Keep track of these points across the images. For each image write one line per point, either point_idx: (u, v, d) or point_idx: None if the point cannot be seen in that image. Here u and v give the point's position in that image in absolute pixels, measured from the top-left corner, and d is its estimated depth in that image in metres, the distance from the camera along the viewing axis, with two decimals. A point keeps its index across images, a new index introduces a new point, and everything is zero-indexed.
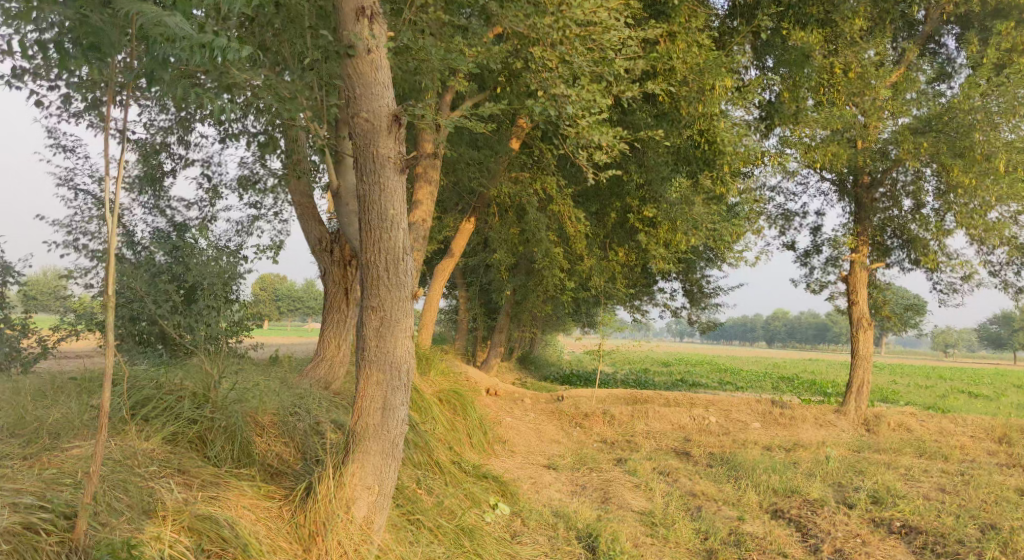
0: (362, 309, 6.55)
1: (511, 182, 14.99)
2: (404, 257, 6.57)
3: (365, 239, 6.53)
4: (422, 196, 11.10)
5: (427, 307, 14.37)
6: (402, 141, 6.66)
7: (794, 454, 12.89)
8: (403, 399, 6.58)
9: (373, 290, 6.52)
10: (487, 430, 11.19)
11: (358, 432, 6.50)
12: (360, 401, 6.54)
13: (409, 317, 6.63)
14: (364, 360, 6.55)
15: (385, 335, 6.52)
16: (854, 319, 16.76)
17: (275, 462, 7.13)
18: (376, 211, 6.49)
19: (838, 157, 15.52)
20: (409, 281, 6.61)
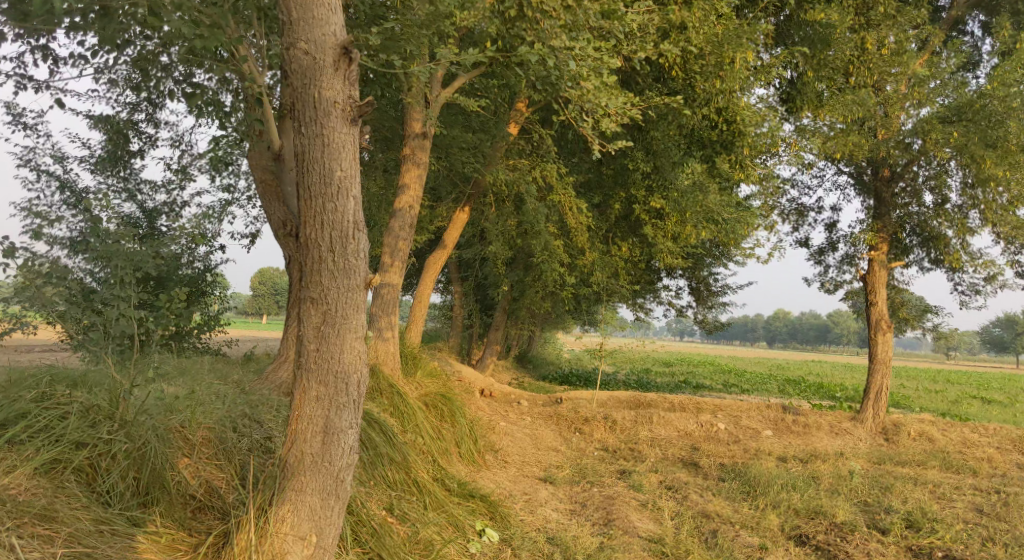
0: (301, 305, 5.63)
1: (508, 170, 13.99)
2: (354, 235, 5.64)
3: (304, 212, 5.59)
4: (409, 180, 10.10)
5: (416, 304, 13.37)
6: (352, 80, 5.71)
7: (812, 467, 11.92)
8: (351, 418, 5.71)
9: (313, 280, 5.58)
10: (478, 439, 10.21)
11: (291, 464, 5.62)
12: (296, 421, 5.64)
13: (361, 313, 5.72)
14: (303, 370, 5.65)
15: (329, 338, 5.61)
16: (872, 322, 15.75)
17: (199, 495, 6.20)
18: (319, 170, 5.55)
19: (858, 149, 14.56)
20: (361, 265, 5.70)
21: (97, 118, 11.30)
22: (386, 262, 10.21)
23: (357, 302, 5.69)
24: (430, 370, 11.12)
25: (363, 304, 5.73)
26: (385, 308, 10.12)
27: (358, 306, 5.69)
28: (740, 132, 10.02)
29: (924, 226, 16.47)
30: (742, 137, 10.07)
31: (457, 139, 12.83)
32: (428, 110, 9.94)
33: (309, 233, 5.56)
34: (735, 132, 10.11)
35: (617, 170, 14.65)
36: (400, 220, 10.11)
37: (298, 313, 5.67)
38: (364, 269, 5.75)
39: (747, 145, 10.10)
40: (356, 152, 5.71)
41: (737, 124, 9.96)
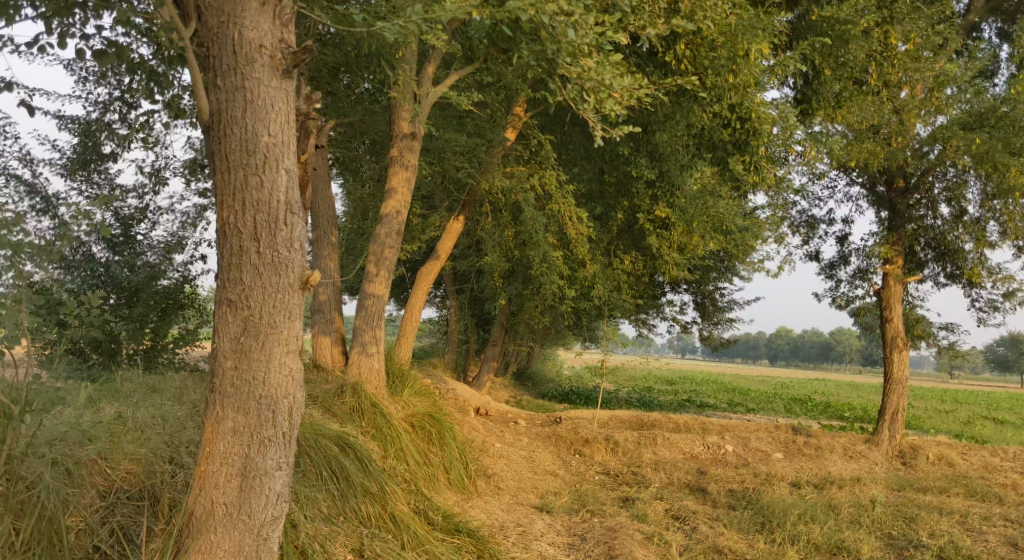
0: (219, 311, 5.09)
1: (505, 177, 13.29)
2: (286, 221, 5.14)
3: (221, 188, 5.08)
4: (396, 183, 9.39)
5: (406, 319, 12.59)
6: (282, 24, 5.24)
7: (829, 495, 11.12)
8: (277, 454, 5.13)
9: (233, 280, 5.05)
10: (470, 463, 9.44)
11: (201, 518, 5.03)
12: (208, 461, 5.05)
13: (292, 323, 5.19)
14: (217, 395, 5.08)
15: (248, 355, 5.06)
16: (887, 340, 14.97)
17: (105, 544, 5.41)
18: (242, 138, 5.05)
19: (874, 158, 13.87)
20: (295, 257, 5.19)
21: (66, 118, 10.55)
22: (371, 271, 9.48)
23: (288, 307, 5.16)
24: (419, 389, 10.36)
25: (294, 308, 5.20)
26: (369, 321, 9.37)
27: (288, 314, 5.16)
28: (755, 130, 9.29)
29: (940, 238, 15.74)
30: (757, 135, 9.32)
31: (451, 142, 12.13)
32: (417, 107, 9.25)
33: (228, 217, 5.05)
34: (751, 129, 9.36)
35: (620, 178, 13.93)
36: (386, 225, 9.39)
37: (215, 321, 5.13)
38: (298, 263, 5.23)
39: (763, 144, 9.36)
40: (288, 116, 5.21)
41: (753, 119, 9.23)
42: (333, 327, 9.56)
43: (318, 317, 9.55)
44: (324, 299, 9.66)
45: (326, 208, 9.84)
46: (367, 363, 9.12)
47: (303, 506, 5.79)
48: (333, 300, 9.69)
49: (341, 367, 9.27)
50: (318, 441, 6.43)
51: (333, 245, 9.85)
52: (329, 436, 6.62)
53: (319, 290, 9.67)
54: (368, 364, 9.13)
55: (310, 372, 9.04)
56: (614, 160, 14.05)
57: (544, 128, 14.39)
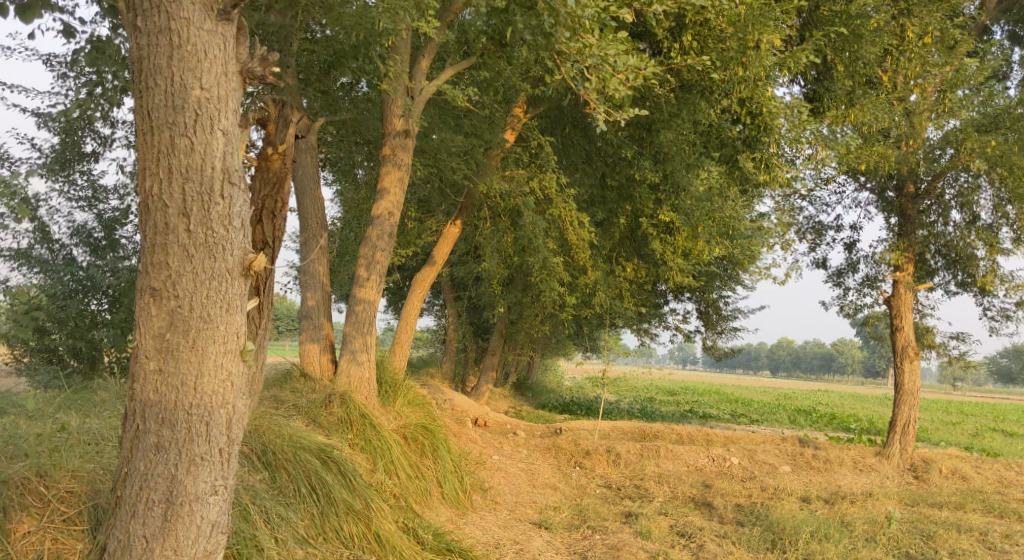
0: (141, 301, 4.61)
1: (504, 180, 12.88)
2: (222, 193, 4.69)
3: (143, 154, 4.62)
4: (389, 183, 8.97)
5: (402, 326, 12.15)
6: None
7: (841, 510, 10.64)
8: (207, 475, 4.66)
9: (157, 265, 4.59)
10: (465, 477, 8.98)
11: (122, 547, 4.54)
12: (129, 480, 4.56)
13: (229, 316, 4.73)
14: (137, 403, 4.59)
15: (175, 355, 4.58)
16: (898, 349, 14.51)
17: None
18: (168, 93, 4.58)
19: (885, 161, 13.46)
20: (232, 236, 4.74)
21: (47, 115, 10.15)
22: (361, 275, 9.04)
23: (223, 297, 4.70)
24: (413, 399, 9.92)
25: (231, 298, 4.74)
26: (359, 328, 8.93)
27: (223, 307, 4.70)
28: (767, 126, 8.86)
29: (951, 245, 15.31)
30: (768, 132, 8.88)
31: (447, 143, 11.72)
32: (410, 102, 8.83)
33: (153, 188, 4.59)
34: (762, 126, 8.93)
35: (622, 182, 13.52)
36: (378, 227, 8.97)
37: (138, 314, 4.64)
38: (236, 244, 4.78)
39: (774, 141, 8.91)
40: (226, 69, 4.75)
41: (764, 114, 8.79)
42: (322, 333, 9.13)
43: (306, 323, 9.12)
44: (312, 305, 9.23)
45: (316, 209, 9.42)
46: (358, 371, 8.69)
47: (279, 526, 5.32)
48: (322, 306, 9.26)
49: (329, 376, 8.83)
50: (297, 455, 5.97)
51: (323, 247, 9.42)
52: (309, 448, 6.16)
53: (307, 295, 9.24)
54: (358, 372, 8.69)
55: (297, 381, 8.60)
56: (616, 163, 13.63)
57: (544, 130, 13.98)
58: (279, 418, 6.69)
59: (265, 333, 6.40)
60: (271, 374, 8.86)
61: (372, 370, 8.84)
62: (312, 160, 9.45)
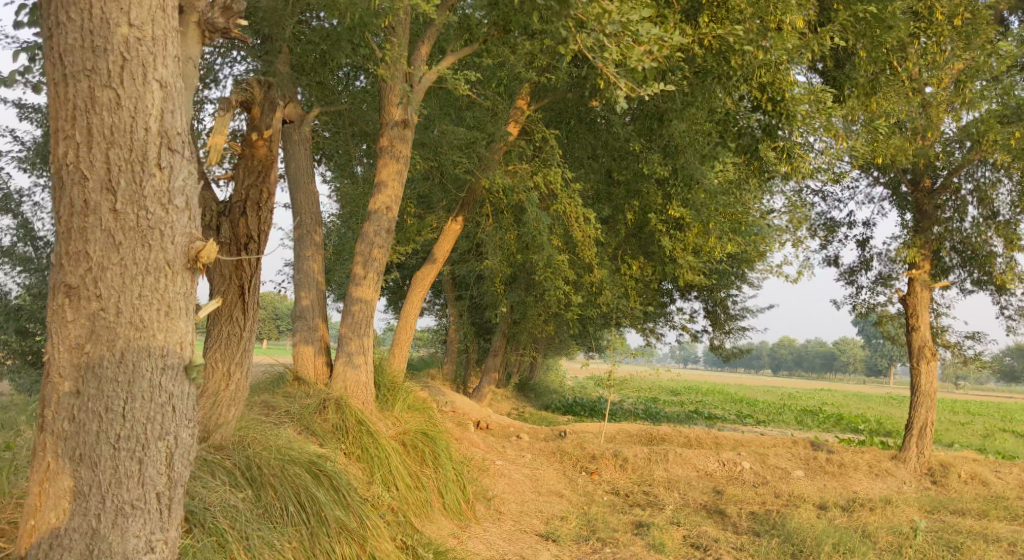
0: (56, 304, 4.03)
1: (507, 174, 12.41)
2: (158, 161, 4.17)
3: (57, 110, 4.04)
4: (386, 176, 8.52)
5: (402, 326, 11.69)
6: None
7: (860, 519, 10.18)
8: (139, 527, 4.07)
9: (76, 256, 4.02)
10: (467, 486, 8.51)
11: None
12: (43, 526, 3.97)
13: (168, 323, 4.20)
14: (50, 436, 4.00)
15: (96, 371, 4.00)
16: (914, 349, 14.04)
17: None
18: (86, 31, 4.02)
19: (902, 154, 13.00)
20: (172, 216, 4.22)
21: (30, 108, 9.76)
22: (358, 273, 8.56)
23: (158, 298, 4.16)
24: (413, 404, 9.45)
25: (169, 298, 4.20)
26: (355, 329, 8.47)
27: (161, 311, 4.17)
28: (788, 113, 8.39)
29: (966, 242, 14.86)
30: (790, 119, 8.41)
31: (448, 134, 11.22)
32: (408, 90, 8.37)
33: (69, 154, 4.01)
34: (783, 113, 8.46)
35: (629, 176, 13.05)
36: (375, 222, 8.50)
37: (51, 321, 4.05)
38: (177, 226, 4.25)
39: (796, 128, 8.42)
40: (161, 4, 4.24)
41: (786, 100, 8.32)
42: (317, 335, 8.68)
43: (300, 323, 8.66)
44: (306, 304, 8.77)
45: (311, 203, 8.94)
46: (354, 375, 8.24)
47: (262, 549, 4.80)
48: (318, 306, 8.81)
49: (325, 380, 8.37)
50: (286, 471, 5.50)
51: (318, 245, 8.96)
52: (300, 462, 5.70)
53: (301, 294, 8.78)
54: (354, 376, 8.23)
55: (290, 385, 8.13)
56: (623, 157, 13.16)
57: (549, 123, 13.52)
58: (269, 429, 6.24)
59: (247, 334, 6.01)
60: (263, 378, 8.39)
61: (369, 374, 8.39)
62: (306, 151, 8.98)
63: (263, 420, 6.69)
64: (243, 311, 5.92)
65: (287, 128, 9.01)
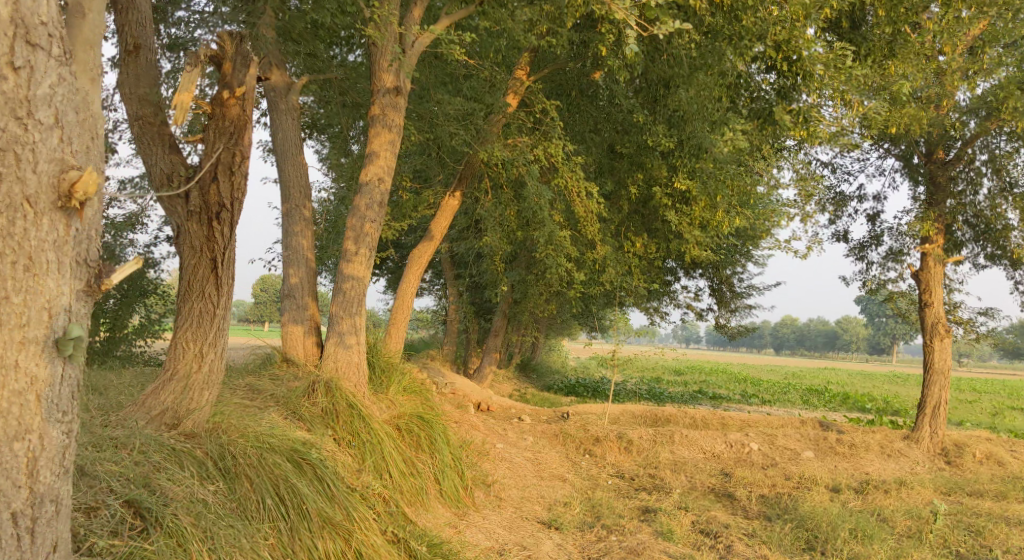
0: None
1: (506, 147, 11.94)
2: (12, 62, 3.67)
3: None
4: (379, 146, 8.08)
5: (397, 306, 11.28)
6: None
7: (874, 502, 9.81)
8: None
9: None
10: (465, 472, 8.14)
11: None
12: None
13: (29, 281, 3.71)
14: None
15: None
16: (927, 326, 13.63)
17: None
18: None
19: (916, 124, 12.51)
20: (34, 135, 3.74)
21: None
22: (349, 249, 8.10)
23: (15, 249, 3.69)
24: (409, 386, 9.04)
25: (28, 249, 3.71)
26: (346, 308, 8.03)
27: (20, 265, 3.68)
28: (805, 72, 8.00)
29: (980, 215, 14.41)
30: (808, 78, 8.02)
31: (443, 104, 10.72)
32: (401, 54, 7.89)
33: None
34: (800, 73, 8.06)
35: (633, 148, 12.54)
36: (366, 194, 8.03)
37: None
38: (41, 147, 3.75)
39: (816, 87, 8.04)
40: None
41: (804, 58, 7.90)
42: (307, 315, 8.26)
43: (288, 303, 8.25)
44: (295, 282, 8.34)
45: (299, 176, 8.50)
46: (346, 356, 7.82)
47: (228, 551, 4.42)
48: (308, 284, 8.38)
49: (314, 361, 7.97)
50: (262, 461, 5.12)
51: (307, 220, 8.52)
52: (280, 451, 5.33)
53: (290, 271, 8.35)
54: (345, 358, 7.81)
55: (277, 367, 7.72)
56: (626, 129, 12.67)
57: (550, 95, 13.00)
58: (249, 416, 5.86)
59: (224, 311, 5.69)
60: (251, 359, 8.02)
61: (362, 356, 7.98)
62: (293, 121, 8.52)
63: (247, 405, 6.31)
64: (217, 285, 5.62)
65: (273, 97, 8.55)
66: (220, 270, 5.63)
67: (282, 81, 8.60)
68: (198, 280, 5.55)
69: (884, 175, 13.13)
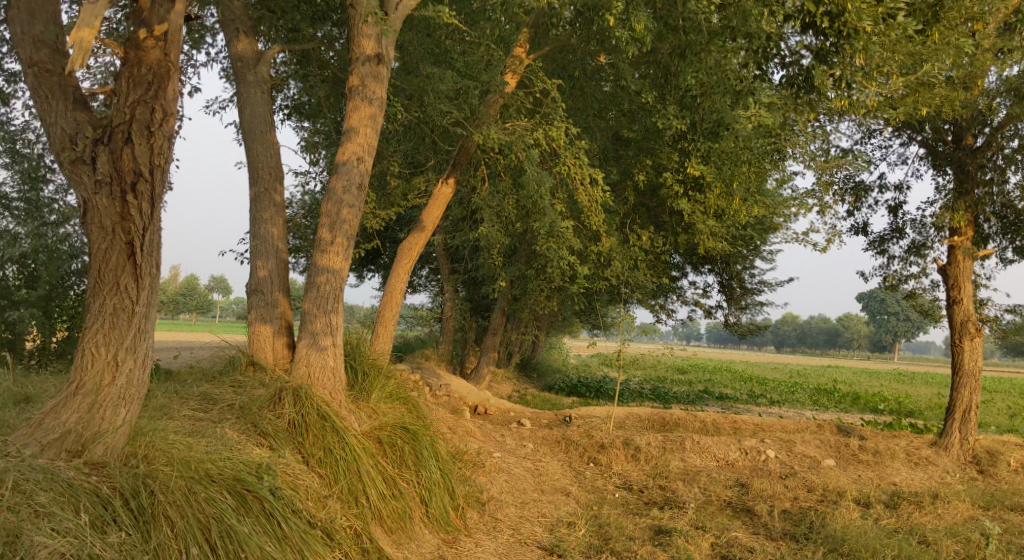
0: None
1: (504, 130, 11.00)
2: None
3: None
4: (357, 121, 7.14)
5: (385, 303, 10.32)
6: None
7: (910, 519, 8.87)
8: None
9: None
10: (456, 491, 7.21)
11: None
12: None
13: None
14: None
15: None
16: (957, 325, 12.69)
17: None
18: None
19: (947, 105, 11.56)
20: None
21: None
22: (323, 237, 7.13)
23: None
24: (395, 393, 8.10)
25: None
26: (320, 304, 7.07)
27: None
28: (851, 30, 6.81)
29: (1010, 206, 13.49)
30: (854, 38, 6.84)
31: (435, 81, 9.77)
32: (382, 16, 6.94)
33: None
34: (845, 31, 6.84)
35: (642, 132, 11.58)
36: (344, 175, 7.07)
37: None
38: None
39: (862, 48, 6.86)
40: None
41: (851, 12, 6.71)
42: (277, 312, 7.33)
43: (256, 299, 7.31)
44: (263, 276, 7.39)
45: (268, 156, 7.55)
46: (320, 360, 6.91)
47: None
48: (278, 277, 7.43)
49: (285, 366, 7.05)
50: (193, 498, 4.58)
51: (278, 205, 7.57)
52: (218, 481, 4.77)
53: (258, 263, 7.40)
54: (319, 361, 6.91)
55: (242, 373, 6.80)
56: (633, 111, 11.73)
57: (550, 75, 12.05)
58: (188, 430, 5.30)
59: (145, 309, 4.96)
60: (215, 362, 7.11)
61: (338, 359, 7.06)
62: (261, 95, 7.59)
63: (194, 412, 5.71)
64: (137, 282, 4.91)
65: (240, 67, 7.60)
66: (139, 262, 4.92)
67: (251, 50, 7.67)
68: (114, 271, 4.83)
69: (907, 163, 12.24)
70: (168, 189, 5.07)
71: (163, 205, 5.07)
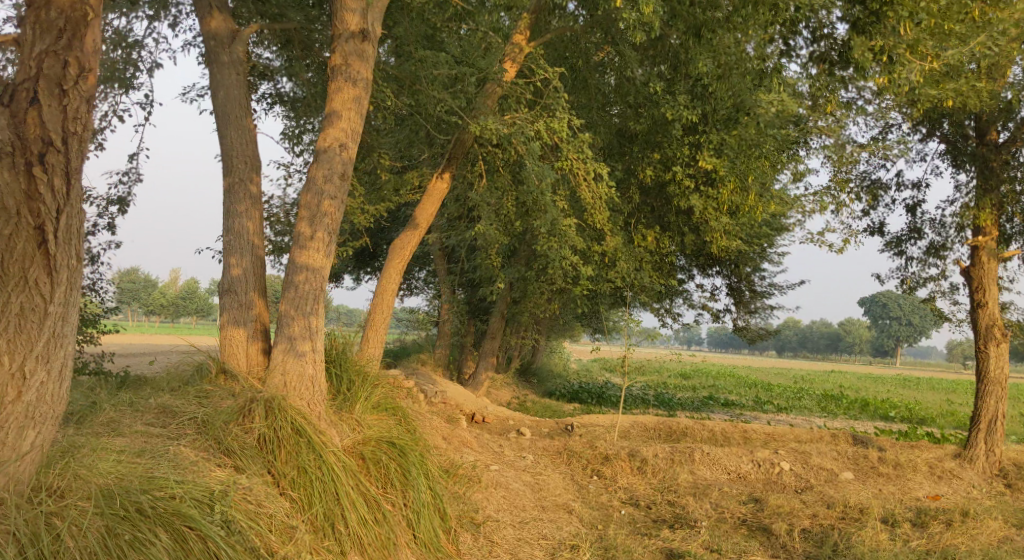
0: None
1: (503, 122, 10.34)
2: None
3: None
4: (340, 104, 6.48)
5: (376, 306, 9.62)
6: None
7: (942, 541, 8.21)
8: None
9: None
10: (447, 513, 6.51)
11: None
12: None
13: None
14: None
15: None
16: (981, 330, 11.99)
17: None
18: None
19: (973, 97, 10.89)
20: None
21: None
22: (302, 232, 6.43)
23: None
24: (382, 403, 7.42)
25: None
26: (299, 306, 6.38)
27: None
28: None
29: None
30: None
31: (429, 68, 9.12)
32: None
33: None
34: None
35: (649, 125, 10.91)
36: (325, 163, 6.39)
37: None
38: None
39: None
40: None
41: None
42: (253, 315, 6.63)
43: (228, 300, 6.60)
44: (237, 275, 6.66)
45: (244, 144, 6.86)
46: (297, 368, 6.24)
47: None
48: (254, 276, 6.72)
49: (259, 374, 6.37)
50: (113, 543, 3.95)
51: (254, 198, 6.90)
52: (152, 516, 4.16)
53: (232, 261, 6.68)
54: (296, 369, 6.24)
55: (211, 383, 6.11)
56: (640, 103, 11.08)
57: (552, 65, 11.40)
58: (136, 449, 4.70)
59: (59, 305, 4.39)
60: (182, 369, 6.40)
61: (317, 367, 6.39)
62: (236, 77, 6.92)
63: (152, 427, 5.13)
64: (50, 277, 4.32)
65: (213, 47, 6.93)
66: (54, 252, 4.33)
67: (226, 28, 7.01)
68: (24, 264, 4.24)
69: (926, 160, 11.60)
70: (83, 161, 4.50)
71: (78, 181, 4.51)
